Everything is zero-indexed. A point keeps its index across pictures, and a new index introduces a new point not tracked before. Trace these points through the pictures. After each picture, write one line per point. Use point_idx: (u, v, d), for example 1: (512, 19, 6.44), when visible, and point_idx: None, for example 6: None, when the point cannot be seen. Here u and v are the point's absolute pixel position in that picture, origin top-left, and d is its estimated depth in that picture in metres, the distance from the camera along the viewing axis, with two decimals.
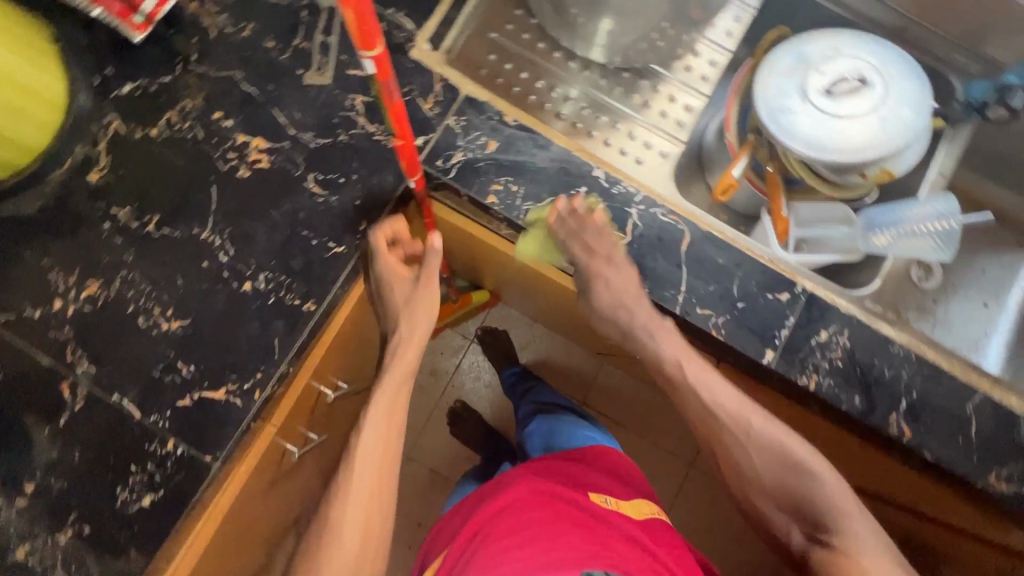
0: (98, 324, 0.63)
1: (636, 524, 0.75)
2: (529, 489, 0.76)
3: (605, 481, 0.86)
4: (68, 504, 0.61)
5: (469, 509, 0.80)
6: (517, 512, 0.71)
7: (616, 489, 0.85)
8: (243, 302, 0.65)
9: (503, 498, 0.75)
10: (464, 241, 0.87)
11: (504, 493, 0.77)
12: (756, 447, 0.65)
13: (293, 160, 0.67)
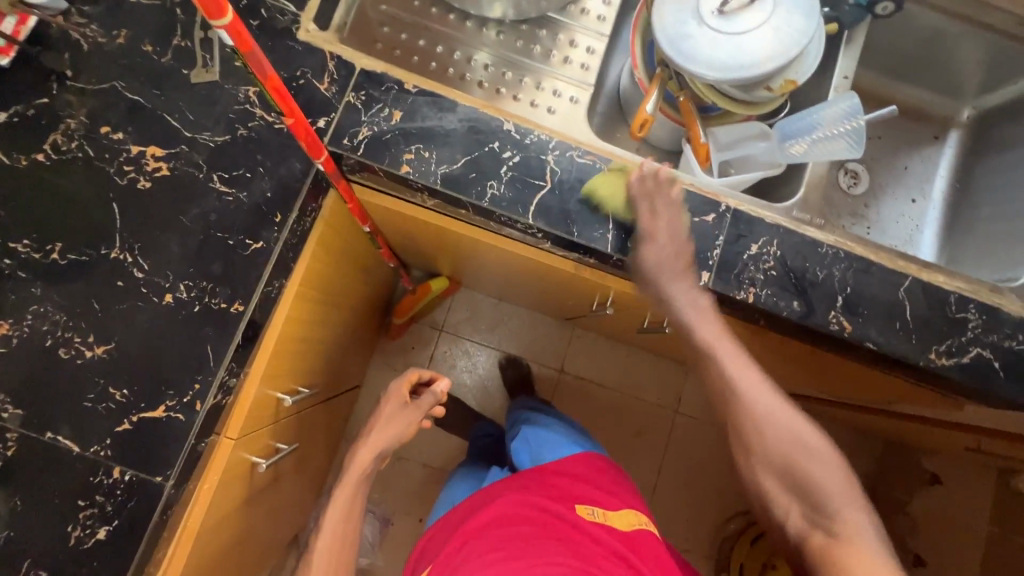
0: (16, 364, 0.60)
1: (622, 538, 0.73)
2: (521, 504, 0.75)
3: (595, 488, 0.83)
4: (19, 553, 0.58)
5: (454, 520, 0.81)
6: (505, 528, 0.71)
7: (607, 498, 0.82)
8: (167, 315, 0.63)
9: (493, 508, 0.76)
10: (398, 222, 0.87)
11: (494, 504, 0.77)
12: (754, 394, 0.62)
13: (194, 162, 0.65)
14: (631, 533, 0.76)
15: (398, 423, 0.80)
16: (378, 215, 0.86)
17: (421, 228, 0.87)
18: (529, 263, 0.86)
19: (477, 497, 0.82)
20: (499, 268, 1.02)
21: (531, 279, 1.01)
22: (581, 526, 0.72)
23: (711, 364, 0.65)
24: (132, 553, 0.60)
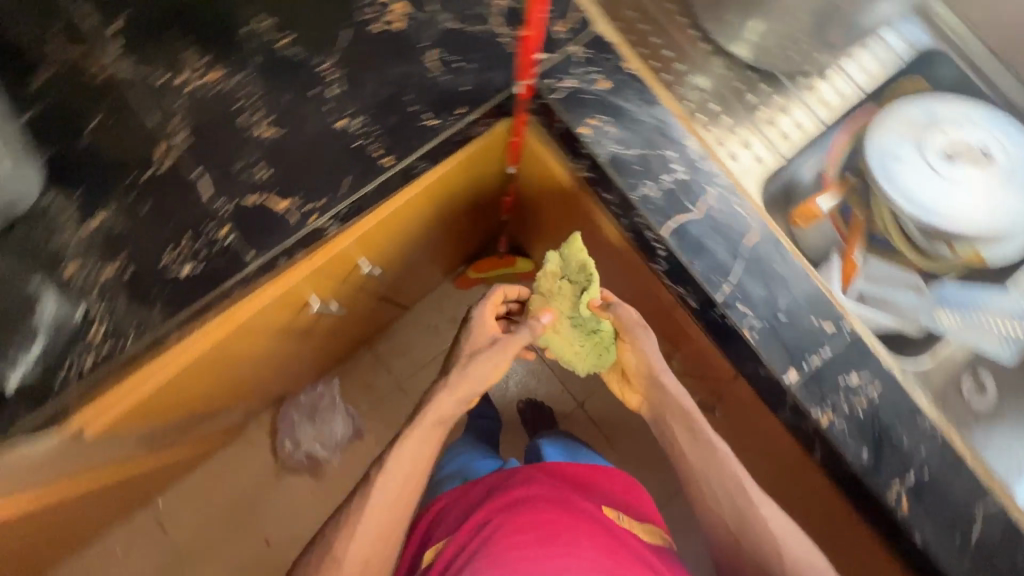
0: (207, 106, 0.69)
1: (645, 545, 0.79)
2: (547, 492, 0.81)
3: (617, 492, 0.89)
4: (122, 245, 0.67)
5: (477, 491, 0.87)
6: (531, 510, 0.76)
7: (627, 506, 0.87)
8: (332, 136, 0.69)
9: (519, 491, 0.81)
10: (542, 180, 0.91)
11: (517, 488, 0.82)
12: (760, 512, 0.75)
13: (422, 32, 0.71)
14: (651, 544, 0.81)
15: (488, 359, 0.83)
16: (527, 163, 0.91)
17: (557, 195, 0.91)
18: (631, 275, 0.88)
19: (488, 481, 0.87)
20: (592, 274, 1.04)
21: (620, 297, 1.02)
22: (607, 524, 0.78)
23: (721, 479, 0.77)
24: (195, 301, 0.67)
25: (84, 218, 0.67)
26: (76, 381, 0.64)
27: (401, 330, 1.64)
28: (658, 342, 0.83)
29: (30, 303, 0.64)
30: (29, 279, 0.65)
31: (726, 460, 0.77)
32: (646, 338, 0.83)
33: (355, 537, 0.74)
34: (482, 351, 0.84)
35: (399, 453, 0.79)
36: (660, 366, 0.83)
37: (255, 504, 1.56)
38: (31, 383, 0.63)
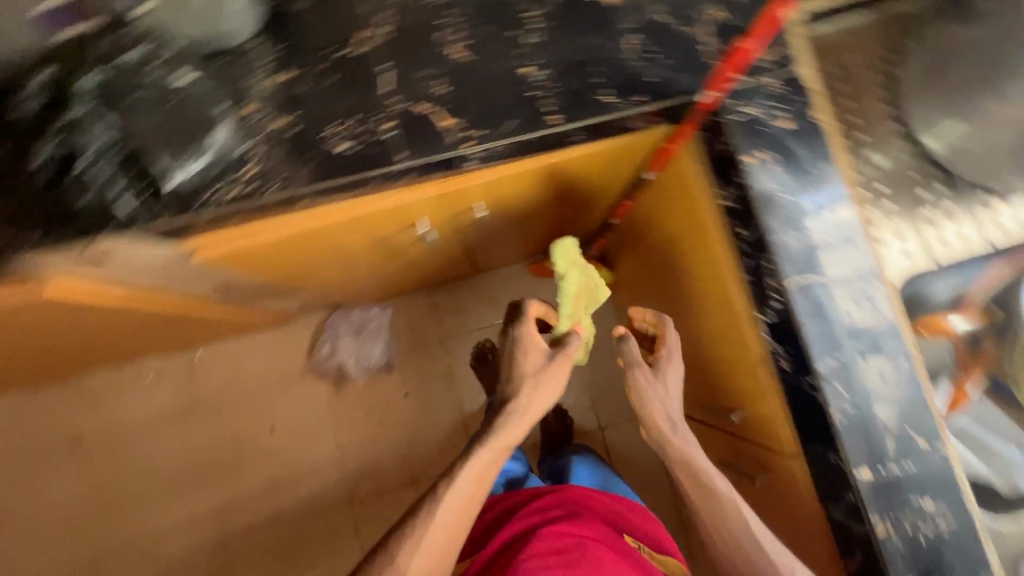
0: (413, 11, 0.72)
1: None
2: (575, 514, 0.91)
3: (638, 523, 0.99)
4: (297, 106, 0.71)
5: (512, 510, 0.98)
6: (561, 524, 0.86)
7: (649, 539, 0.97)
8: (512, 77, 0.71)
9: (548, 512, 0.91)
10: (672, 195, 0.90)
11: (546, 510, 0.92)
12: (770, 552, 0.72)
13: (631, 14, 0.72)
14: None
15: (550, 384, 0.88)
16: (666, 171, 0.90)
17: (682, 213, 0.90)
18: (722, 315, 0.86)
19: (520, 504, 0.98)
20: (679, 305, 1.03)
21: (694, 333, 1.00)
22: (629, 550, 0.86)
23: (727, 524, 0.75)
24: (339, 176, 0.72)
25: (275, 71, 0.71)
26: (217, 205, 0.71)
27: (465, 288, 1.68)
28: (663, 392, 0.87)
29: (206, 123, 0.68)
30: (213, 104, 0.69)
31: (730, 503, 0.76)
32: (647, 380, 0.87)
33: (423, 549, 0.73)
34: (541, 374, 0.88)
35: (466, 470, 0.80)
36: (663, 412, 0.84)
37: (277, 388, 1.65)
38: (184, 191, 0.70)
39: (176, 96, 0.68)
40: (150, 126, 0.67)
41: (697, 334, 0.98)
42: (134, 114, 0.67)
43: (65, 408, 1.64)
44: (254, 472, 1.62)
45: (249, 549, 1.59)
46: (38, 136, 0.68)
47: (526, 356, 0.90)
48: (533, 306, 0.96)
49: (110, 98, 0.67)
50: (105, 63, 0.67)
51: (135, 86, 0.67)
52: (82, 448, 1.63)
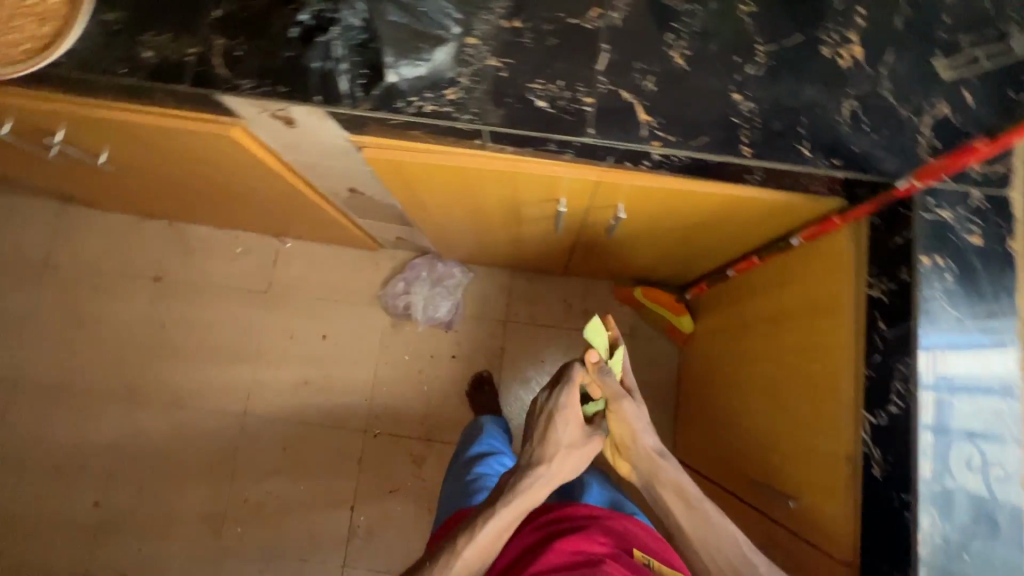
0: (650, 9, 0.76)
1: None
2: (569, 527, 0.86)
3: (656, 538, 0.88)
4: (514, 54, 0.75)
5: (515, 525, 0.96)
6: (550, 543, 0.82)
7: (666, 554, 0.85)
8: (721, 99, 0.73)
9: (537, 534, 0.87)
10: (807, 271, 0.90)
11: (538, 530, 0.88)
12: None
13: (860, 83, 0.72)
14: None
15: (577, 460, 0.87)
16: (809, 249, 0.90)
17: (808, 292, 0.90)
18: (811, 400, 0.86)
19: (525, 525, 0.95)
20: (765, 372, 1.02)
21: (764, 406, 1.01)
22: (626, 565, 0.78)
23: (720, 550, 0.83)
24: (529, 127, 0.73)
25: (506, 17, 0.76)
26: (414, 112, 0.74)
27: (545, 283, 1.70)
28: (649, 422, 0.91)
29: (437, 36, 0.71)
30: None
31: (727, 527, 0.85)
32: (635, 412, 0.89)
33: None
34: (579, 448, 0.86)
35: (489, 528, 0.79)
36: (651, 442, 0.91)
37: (343, 305, 1.72)
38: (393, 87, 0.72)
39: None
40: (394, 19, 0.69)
41: (773, 406, 0.97)
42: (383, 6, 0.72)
43: (163, 248, 1.78)
44: (292, 370, 1.70)
45: (263, 436, 1.67)
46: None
47: (568, 430, 0.86)
48: (581, 374, 0.87)
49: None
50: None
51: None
52: (161, 287, 1.77)
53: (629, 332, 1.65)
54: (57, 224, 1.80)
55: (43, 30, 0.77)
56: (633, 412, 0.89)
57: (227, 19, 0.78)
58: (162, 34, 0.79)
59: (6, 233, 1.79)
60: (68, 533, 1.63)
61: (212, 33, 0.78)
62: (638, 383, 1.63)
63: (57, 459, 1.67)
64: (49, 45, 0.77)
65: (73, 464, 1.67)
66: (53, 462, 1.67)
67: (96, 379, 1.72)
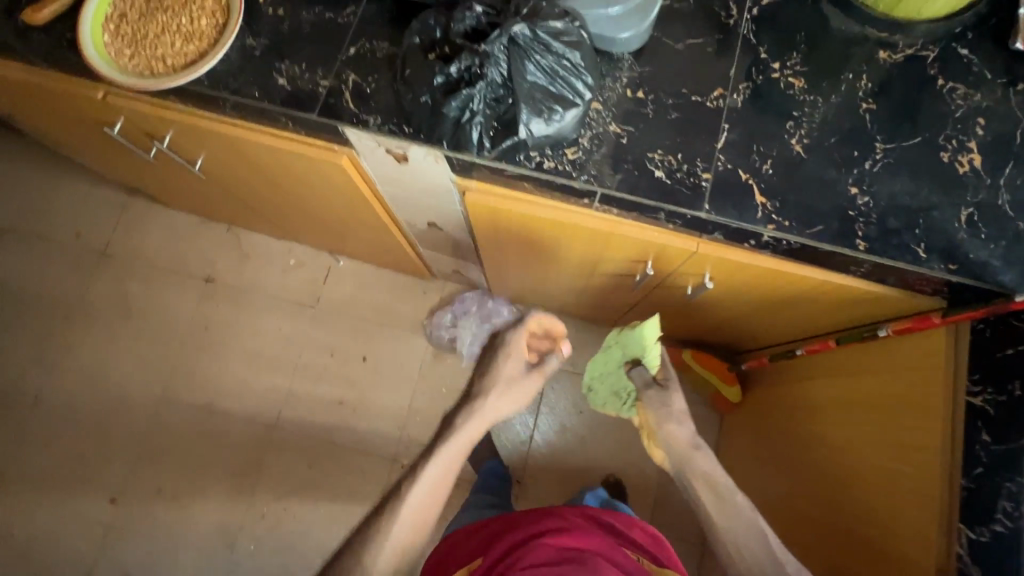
0: (772, 95, 0.78)
1: None
2: (563, 527, 0.78)
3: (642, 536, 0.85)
4: (636, 122, 0.77)
5: (486, 534, 0.87)
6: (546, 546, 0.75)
7: (656, 553, 0.83)
8: (837, 189, 0.73)
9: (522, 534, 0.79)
10: (890, 363, 0.89)
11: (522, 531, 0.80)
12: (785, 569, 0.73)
13: (977, 191, 0.73)
14: None
15: (515, 397, 0.93)
16: (893, 342, 0.89)
17: (886, 383, 0.89)
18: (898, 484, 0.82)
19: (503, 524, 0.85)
20: (830, 456, 1.00)
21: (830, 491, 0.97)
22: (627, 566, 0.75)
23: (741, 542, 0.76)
24: (645, 196, 0.75)
25: (631, 87, 0.79)
26: (535, 167, 0.76)
27: (591, 332, 1.69)
28: (680, 416, 0.92)
29: (569, 99, 0.73)
30: (583, 85, 0.73)
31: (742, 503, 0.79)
32: (658, 399, 0.94)
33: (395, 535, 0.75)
34: (515, 384, 0.92)
35: (431, 468, 0.81)
36: (684, 433, 0.89)
37: (387, 329, 1.72)
38: (520, 140, 0.74)
39: (561, 62, 0.72)
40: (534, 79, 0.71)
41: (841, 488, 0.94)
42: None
43: (219, 250, 1.81)
44: (327, 387, 1.69)
45: (289, 452, 1.64)
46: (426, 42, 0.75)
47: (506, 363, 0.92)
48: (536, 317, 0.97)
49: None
50: (524, 11, 0.71)
51: (537, 42, 0.71)
52: (211, 289, 1.78)
53: None
54: (122, 214, 1.83)
55: (187, 49, 0.81)
56: (655, 397, 0.94)
57: (362, 56, 0.81)
58: (297, 64, 0.82)
59: (71, 217, 1.83)
60: (80, 525, 1.60)
61: (345, 68, 0.81)
62: None
63: (82, 448, 1.66)
64: (191, 64, 0.81)
65: (97, 455, 1.65)
66: (78, 450, 1.66)
67: (131, 373, 1.72)
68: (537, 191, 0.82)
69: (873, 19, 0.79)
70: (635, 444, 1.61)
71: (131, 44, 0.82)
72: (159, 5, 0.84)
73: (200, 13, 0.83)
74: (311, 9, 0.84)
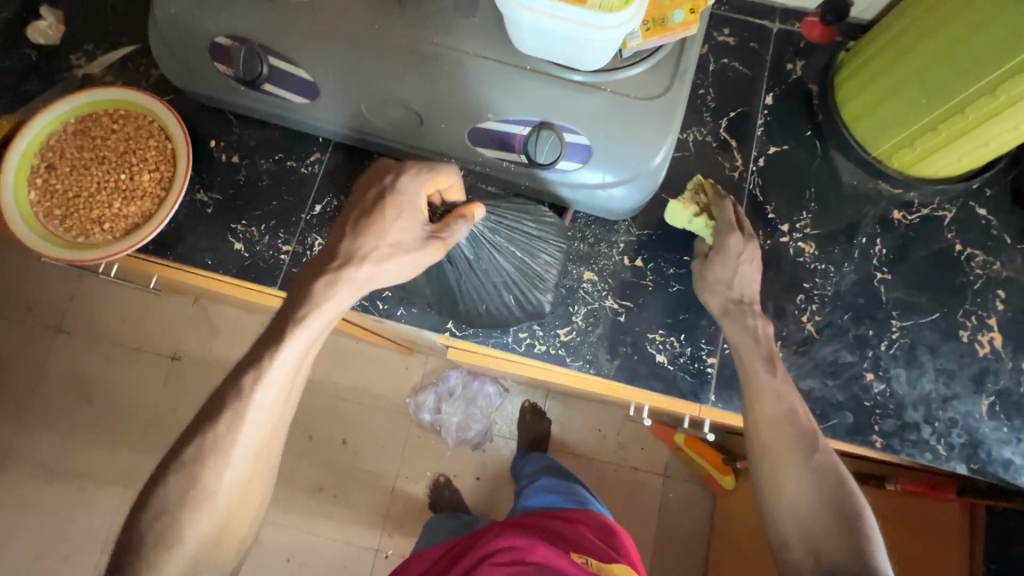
0: (779, 262, 0.72)
1: (593, 548, 0.96)
2: (521, 539, 0.90)
3: (562, 523, 1.05)
4: (636, 296, 0.71)
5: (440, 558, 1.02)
6: (500, 560, 0.87)
7: (576, 528, 1.04)
8: (853, 375, 0.68)
9: (470, 544, 0.98)
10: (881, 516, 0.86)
11: (470, 543, 0.99)
12: (841, 501, 0.59)
13: (1001, 375, 0.68)
14: (607, 548, 0.98)
15: (401, 269, 0.57)
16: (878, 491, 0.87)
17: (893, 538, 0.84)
18: None
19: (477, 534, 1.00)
20: None
21: None
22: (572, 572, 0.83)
23: (783, 463, 0.61)
24: (645, 385, 0.69)
25: (628, 254, 0.72)
26: (525, 351, 0.70)
27: (581, 408, 1.64)
28: (744, 268, 0.67)
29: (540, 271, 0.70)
30: (547, 254, 0.70)
31: (783, 409, 0.62)
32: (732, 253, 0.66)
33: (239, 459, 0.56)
34: (408, 254, 0.57)
35: (285, 359, 0.55)
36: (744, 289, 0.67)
37: (367, 409, 1.62)
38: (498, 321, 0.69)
39: (524, 230, 0.69)
40: (502, 259, 0.68)
41: None
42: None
43: (186, 324, 1.69)
44: (306, 472, 1.58)
45: (266, 545, 1.55)
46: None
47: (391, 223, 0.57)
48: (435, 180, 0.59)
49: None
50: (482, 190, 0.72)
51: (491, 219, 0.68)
52: (178, 367, 1.67)
53: (662, 471, 1.60)
54: (76, 286, 1.70)
55: (128, 208, 0.72)
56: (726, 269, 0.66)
57: (331, 216, 0.74)
58: (255, 225, 0.73)
59: (20, 290, 1.69)
60: None
61: (311, 228, 0.73)
62: (670, 525, 1.57)
63: (43, 545, 1.56)
64: (135, 227, 0.71)
65: (61, 550, 1.55)
66: (38, 548, 1.55)
67: (93, 461, 1.61)
68: (514, 357, 0.71)
69: (886, 175, 0.73)
70: (628, 523, 1.58)
71: (62, 204, 0.72)
72: (94, 155, 0.73)
73: (141, 165, 0.73)
74: (271, 156, 0.75)
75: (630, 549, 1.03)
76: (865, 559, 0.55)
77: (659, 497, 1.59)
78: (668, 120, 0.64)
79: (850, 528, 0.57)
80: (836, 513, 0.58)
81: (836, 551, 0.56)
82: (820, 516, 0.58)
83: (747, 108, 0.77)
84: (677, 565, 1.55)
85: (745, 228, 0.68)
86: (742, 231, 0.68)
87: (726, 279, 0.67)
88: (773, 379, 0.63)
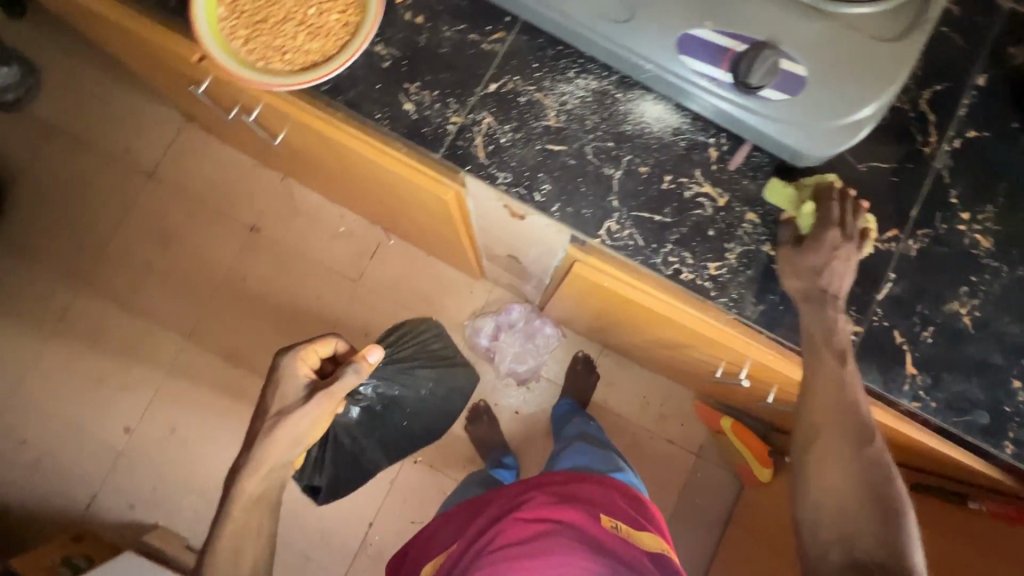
0: (952, 249, 0.69)
1: (620, 511, 0.96)
2: (548, 503, 0.92)
3: (590, 480, 1.05)
4: None
5: (464, 517, 1.04)
6: (525, 518, 0.89)
7: (605, 486, 1.04)
8: (1002, 378, 0.66)
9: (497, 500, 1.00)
10: (962, 533, 0.83)
11: (498, 497, 1.01)
12: (888, 502, 0.58)
13: None
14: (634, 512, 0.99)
15: (308, 424, 0.75)
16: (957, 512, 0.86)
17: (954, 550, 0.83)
18: None
19: (503, 490, 1.03)
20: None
21: None
22: (591, 540, 0.85)
23: (832, 452, 0.61)
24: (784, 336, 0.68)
25: None
26: (671, 274, 0.69)
27: (631, 372, 1.64)
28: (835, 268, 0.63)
29: (679, 200, 0.70)
30: (691, 186, 0.70)
31: (844, 399, 0.62)
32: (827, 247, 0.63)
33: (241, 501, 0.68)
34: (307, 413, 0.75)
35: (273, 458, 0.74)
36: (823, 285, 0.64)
37: None
38: (638, 236, 0.70)
39: (670, 155, 0.71)
40: (643, 184, 0.70)
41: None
42: (667, 167, 0.70)
43: (269, 200, 1.71)
44: None
45: None
46: (579, 129, 0.71)
47: (284, 392, 0.76)
48: (308, 356, 0.79)
49: (656, 142, 0.71)
50: (626, 103, 0.71)
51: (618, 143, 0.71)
52: (255, 239, 1.70)
53: (695, 450, 1.61)
54: (174, 138, 1.72)
55: (309, 46, 0.72)
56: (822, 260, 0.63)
57: (505, 97, 0.72)
58: (428, 90, 0.72)
59: (121, 129, 1.72)
60: (92, 450, 1.60)
61: (483, 105, 0.72)
62: (690, 503, 1.60)
63: (103, 371, 1.64)
64: (312, 66, 0.71)
65: (119, 381, 1.64)
66: (98, 373, 1.64)
67: (161, 307, 1.67)
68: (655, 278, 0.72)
69: None
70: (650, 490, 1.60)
71: (248, 26, 0.72)
72: None
73: (329, 5, 0.72)
74: (454, 25, 0.74)
75: (658, 518, 1.02)
76: (898, 555, 0.55)
77: (687, 473, 1.61)
78: (896, 70, 0.60)
79: (892, 524, 0.57)
80: (879, 507, 0.58)
81: (869, 547, 0.56)
82: (859, 510, 0.58)
83: (954, 84, 0.72)
84: (687, 541, 1.58)
85: (848, 228, 0.63)
86: (843, 230, 0.63)
87: (814, 269, 0.63)
88: (839, 370, 0.63)
